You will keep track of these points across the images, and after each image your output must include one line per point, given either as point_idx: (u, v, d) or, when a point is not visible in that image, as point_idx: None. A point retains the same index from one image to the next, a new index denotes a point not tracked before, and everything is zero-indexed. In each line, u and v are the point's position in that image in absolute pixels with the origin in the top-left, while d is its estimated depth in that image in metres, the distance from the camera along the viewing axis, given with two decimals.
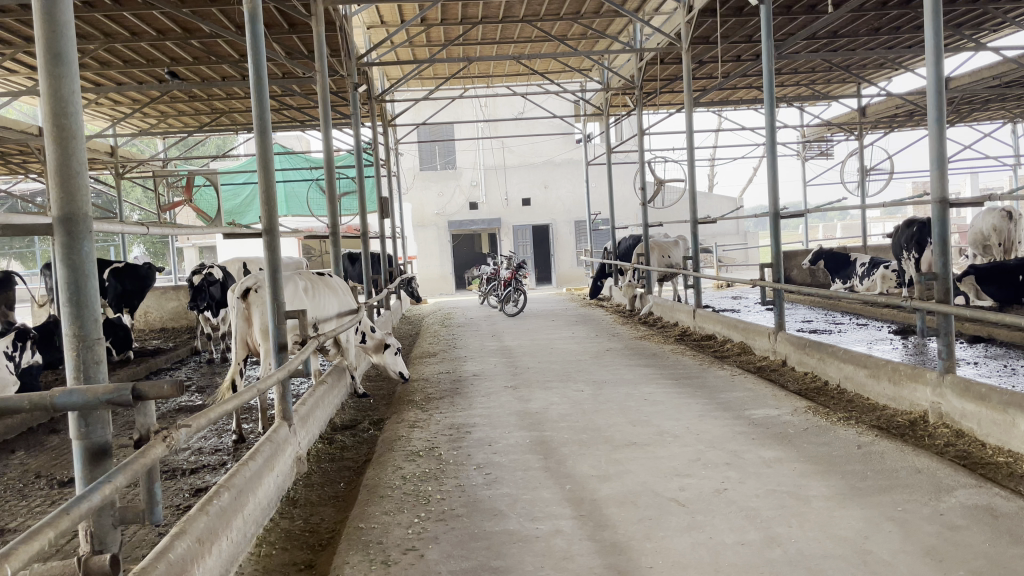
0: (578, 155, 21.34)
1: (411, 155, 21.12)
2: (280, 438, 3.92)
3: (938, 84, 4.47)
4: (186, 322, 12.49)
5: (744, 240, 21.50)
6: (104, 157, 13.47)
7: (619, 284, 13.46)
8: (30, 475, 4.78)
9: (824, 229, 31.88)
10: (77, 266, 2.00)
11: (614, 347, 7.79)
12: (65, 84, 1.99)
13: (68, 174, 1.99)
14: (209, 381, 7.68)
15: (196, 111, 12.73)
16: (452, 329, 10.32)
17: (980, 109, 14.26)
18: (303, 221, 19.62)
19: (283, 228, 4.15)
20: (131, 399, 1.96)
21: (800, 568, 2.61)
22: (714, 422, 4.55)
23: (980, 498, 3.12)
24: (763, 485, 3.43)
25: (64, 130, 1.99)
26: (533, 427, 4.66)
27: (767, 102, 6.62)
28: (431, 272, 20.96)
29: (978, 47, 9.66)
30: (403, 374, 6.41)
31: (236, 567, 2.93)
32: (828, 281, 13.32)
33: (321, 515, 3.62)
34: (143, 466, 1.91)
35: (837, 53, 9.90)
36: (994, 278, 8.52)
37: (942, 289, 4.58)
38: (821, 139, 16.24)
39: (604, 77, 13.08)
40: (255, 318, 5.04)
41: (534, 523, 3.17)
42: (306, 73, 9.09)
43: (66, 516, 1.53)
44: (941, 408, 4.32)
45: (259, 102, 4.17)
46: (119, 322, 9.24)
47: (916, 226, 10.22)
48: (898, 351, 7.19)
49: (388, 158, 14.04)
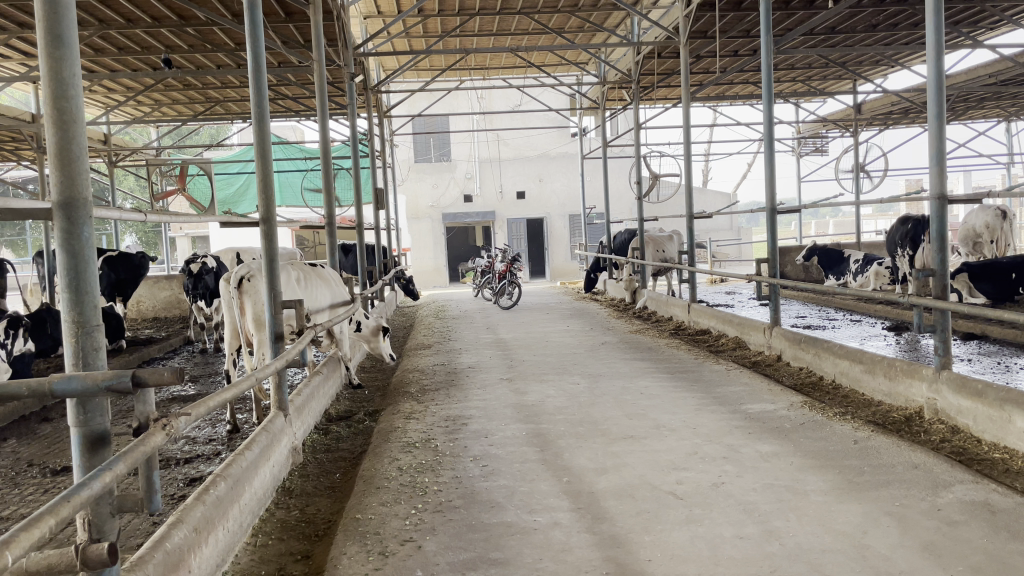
0: (573, 149, 21.32)
1: (406, 147, 21.01)
2: (276, 428, 3.90)
3: (937, 79, 4.46)
4: (178, 312, 12.41)
5: (737, 235, 21.61)
6: (97, 145, 13.40)
7: (614, 278, 13.49)
8: (22, 463, 4.74)
9: (817, 225, 32.14)
10: (77, 252, 1.97)
11: (608, 341, 7.78)
12: (65, 67, 1.96)
13: (69, 158, 1.96)
14: (203, 371, 7.67)
15: (190, 100, 12.68)
16: (446, 322, 10.29)
17: (975, 108, 14.27)
18: (296, 211, 19.56)
19: (279, 218, 4.13)
20: (131, 386, 1.93)
21: (801, 563, 2.61)
22: (711, 416, 4.54)
23: (978, 494, 3.13)
24: (760, 479, 3.43)
25: (64, 113, 1.96)
26: (530, 420, 4.64)
27: (765, 98, 6.58)
28: (425, 265, 21.03)
29: (975, 45, 9.67)
30: (393, 357, 6.59)
31: (231, 558, 2.91)
32: (822, 277, 13.36)
33: (317, 505, 3.61)
34: (144, 454, 1.89)
35: (834, 50, 9.89)
36: (987, 276, 8.55)
37: (939, 286, 4.58)
38: (816, 135, 16.25)
39: (602, 71, 13.07)
40: (250, 307, 4.99)
41: (531, 515, 3.16)
42: (303, 63, 9.04)
43: (68, 503, 1.51)
44: (937, 404, 4.33)
45: (257, 91, 4.13)
46: (112, 312, 9.22)
47: (910, 223, 10.26)
48: (892, 347, 7.22)
49: (383, 149, 13.68)
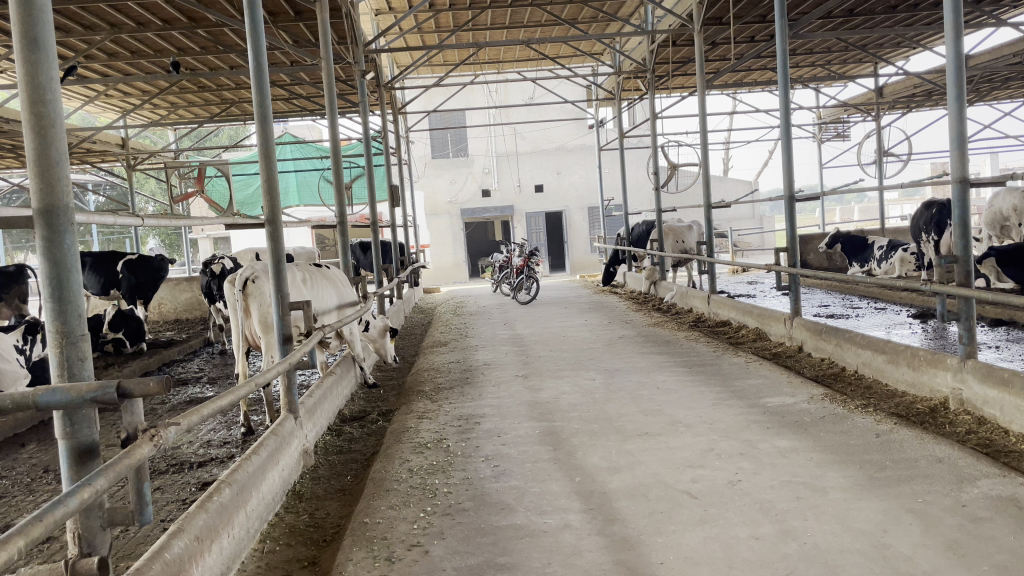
0: (590, 141, 21.20)
1: (422, 143, 20.97)
2: (286, 430, 3.87)
3: (957, 60, 4.30)
4: (199, 314, 12.49)
5: (759, 224, 21.41)
6: (116, 150, 13.53)
7: (633, 270, 13.38)
8: (39, 469, 4.75)
9: (842, 211, 31.81)
10: (59, 260, 1.93)
11: (627, 334, 7.69)
12: (42, 70, 1.91)
13: (48, 164, 1.92)
14: (220, 372, 7.70)
15: (206, 102, 12.74)
16: (464, 318, 10.26)
17: (1001, 88, 13.92)
18: (314, 210, 19.63)
19: (285, 218, 4.08)
20: (116, 397, 1.88)
21: (817, 564, 2.51)
22: (729, 411, 4.45)
23: (1005, 488, 3.01)
24: (778, 476, 3.34)
25: (42, 118, 1.91)
26: (543, 417, 4.58)
27: (780, 84, 6.41)
28: (444, 261, 20.93)
29: (998, 24, 9.43)
30: (397, 359, 6.60)
31: (237, 564, 2.88)
32: (846, 265, 13.17)
33: (327, 509, 3.57)
34: (130, 467, 1.85)
35: (854, 32, 9.68)
36: (1015, 260, 8.32)
37: (962, 272, 4.42)
38: (837, 120, 15.97)
39: (616, 61, 12.92)
40: (255, 310, 4.99)
41: (542, 516, 3.09)
42: (314, 61, 9.00)
43: (40, 523, 1.46)
44: (962, 394, 4.20)
45: (259, 91, 4.10)
46: (132, 314, 9.28)
47: (935, 208, 9.97)
48: (917, 336, 7.05)
49: (399, 145, 13.55)
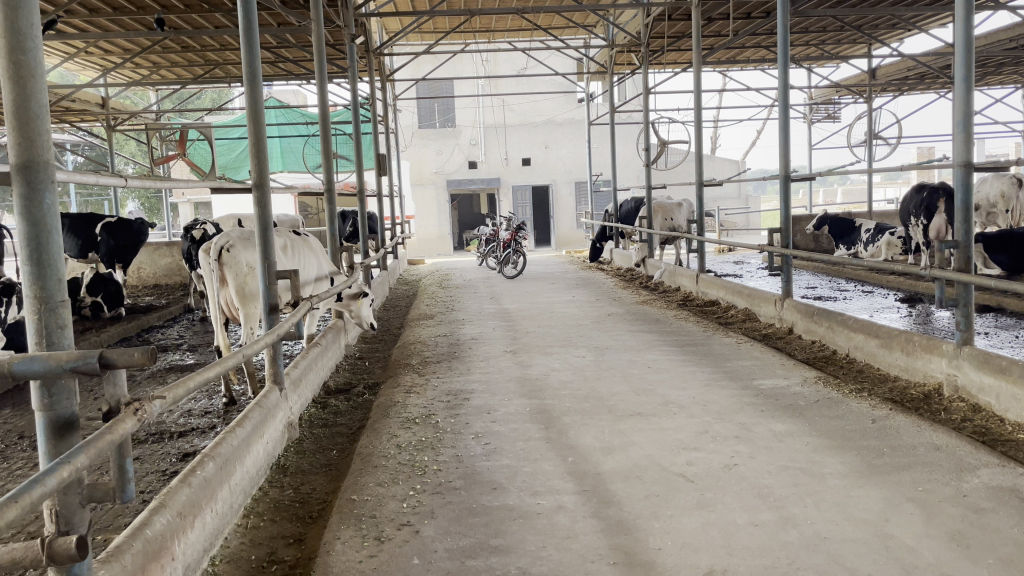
0: (579, 115, 21.02)
1: (410, 111, 20.60)
2: (271, 402, 3.75)
3: (966, 40, 4.21)
4: (178, 279, 12.27)
5: (745, 204, 21.45)
6: (94, 108, 13.20)
7: (621, 246, 13.31)
8: (13, 435, 4.60)
9: (827, 192, 31.99)
10: (39, 221, 1.80)
11: (616, 311, 7.63)
12: (22, 16, 1.78)
13: (28, 117, 1.79)
14: (201, 340, 7.54)
15: (190, 62, 12.40)
16: (449, 290, 10.15)
17: (994, 72, 13.83)
18: (298, 177, 19.37)
19: (273, 183, 3.91)
20: (98, 367, 1.76)
21: (820, 554, 2.45)
22: (722, 392, 4.39)
23: (1005, 478, 2.97)
24: (775, 461, 3.27)
25: (21, 68, 1.78)
26: (533, 395, 4.49)
27: (780, 60, 6.28)
28: (428, 232, 20.75)
29: (997, 7, 9.36)
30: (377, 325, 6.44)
31: (220, 540, 2.78)
32: (832, 248, 13.21)
33: (312, 484, 3.47)
34: (111, 443, 1.75)
35: (853, 10, 9.57)
36: (1002, 247, 8.30)
37: (962, 258, 4.35)
38: (828, 101, 15.94)
39: (608, 34, 12.72)
40: (231, 280, 4.82)
41: (535, 498, 3.02)
42: (303, 23, 8.77)
43: (15, 504, 1.36)
44: (957, 380, 4.17)
45: (249, 51, 3.93)
46: (111, 277, 9.07)
47: (926, 191, 9.88)
48: (905, 320, 7.05)
49: (386, 113, 13.31)
